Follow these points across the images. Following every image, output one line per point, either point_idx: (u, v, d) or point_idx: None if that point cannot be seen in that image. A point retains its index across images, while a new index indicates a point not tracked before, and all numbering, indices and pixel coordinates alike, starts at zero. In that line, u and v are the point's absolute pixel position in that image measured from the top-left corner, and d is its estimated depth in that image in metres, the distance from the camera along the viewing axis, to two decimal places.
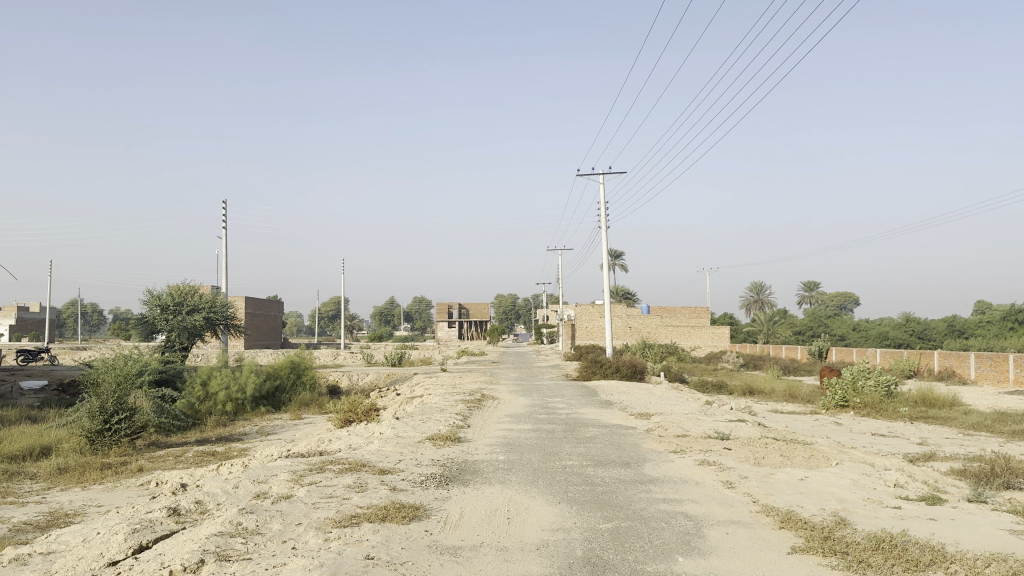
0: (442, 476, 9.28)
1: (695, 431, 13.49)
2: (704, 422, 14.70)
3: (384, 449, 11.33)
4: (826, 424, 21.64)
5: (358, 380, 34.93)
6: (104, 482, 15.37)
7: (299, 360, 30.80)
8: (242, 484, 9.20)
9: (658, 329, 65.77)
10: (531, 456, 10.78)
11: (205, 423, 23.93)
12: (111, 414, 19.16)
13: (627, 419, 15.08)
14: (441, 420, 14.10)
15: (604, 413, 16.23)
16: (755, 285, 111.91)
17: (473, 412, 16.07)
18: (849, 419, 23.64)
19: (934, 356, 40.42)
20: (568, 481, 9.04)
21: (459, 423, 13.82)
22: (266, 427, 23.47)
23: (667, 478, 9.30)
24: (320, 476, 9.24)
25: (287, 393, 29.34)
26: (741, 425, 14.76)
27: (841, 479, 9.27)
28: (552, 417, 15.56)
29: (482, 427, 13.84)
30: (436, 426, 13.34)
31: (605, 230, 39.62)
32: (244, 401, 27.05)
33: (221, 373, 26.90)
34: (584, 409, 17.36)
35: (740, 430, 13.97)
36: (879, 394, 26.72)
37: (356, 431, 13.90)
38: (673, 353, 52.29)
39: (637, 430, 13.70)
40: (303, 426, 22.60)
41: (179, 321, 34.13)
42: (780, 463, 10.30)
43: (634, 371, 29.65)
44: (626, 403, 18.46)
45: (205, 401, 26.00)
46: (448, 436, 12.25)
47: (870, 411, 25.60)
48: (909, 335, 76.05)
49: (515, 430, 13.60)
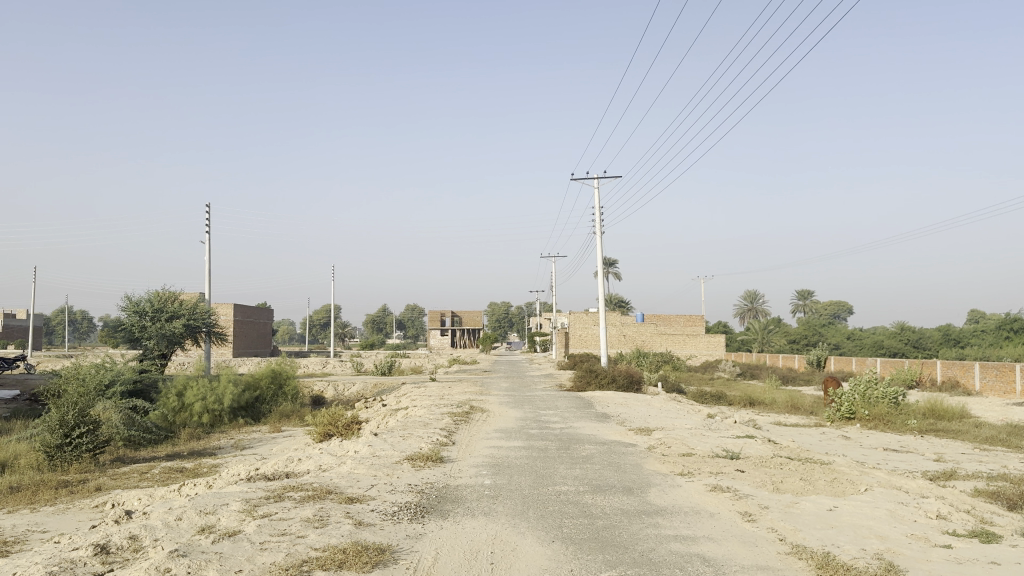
0: (417, 507, 8.04)
1: (702, 449, 12.28)
2: (710, 439, 13.52)
3: (356, 472, 10.09)
4: (834, 438, 20.45)
5: (344, 390, 33.60)
6: (56, 503, 14.05)
7: (280, 370, 29.54)
8: (186, 515, 7.96)
9: (653, 337, 64.62)
10: (521, 480, 9.55)
11: (178, 437, 22.59)
12: (73, 428, 17.72)
13: (626, 435, 13.87)
14: (422, 436, 12.87)
15: (601, 427, 15.02)
16: (749, 293, 110.96)
17: (459, 427, 14.82)
18: (857, 433, 22.51)
19: (937, 366, 39.39)
20: (563, 513, 7.83)
21: (442, 441, 12.58)
22: (243, 441, 22.15)
23: (678, 509, 8.07)
24: (277, 507, 7.99)
25: (267, 404, 28.06)
26: (751, 442, 13.58)
27: (875, 509, 8.06)
28: (545, 433, 14.32)
29: (468, 444, 12.61)
30: (416, 444, 12.11)
31: (600, 236, 38.52)
32: (221, 412, 25.75)
33: (197, 383, 25.61)
34: (579, 423, 16.15)
35: (749, 447, 12.79)
36: (887, 406, 25.61)
37: (329, 449, 12.65)
38: (669, 362, 51.10)
39: (638, 448, 12.47)
40: (281, 440, 21.30)
41: (158, 328, 32.76)
42: (803, 490, 9.09)
43: (631, 381, 28.49)
44: (624, 416, 17.25)
45: (180, 412, 24.72)
46: (429, 456, 11.01)
47: (878, 424, 24.43)
48: (904, 344, 75.18)
49: (504, 448, 12.38)
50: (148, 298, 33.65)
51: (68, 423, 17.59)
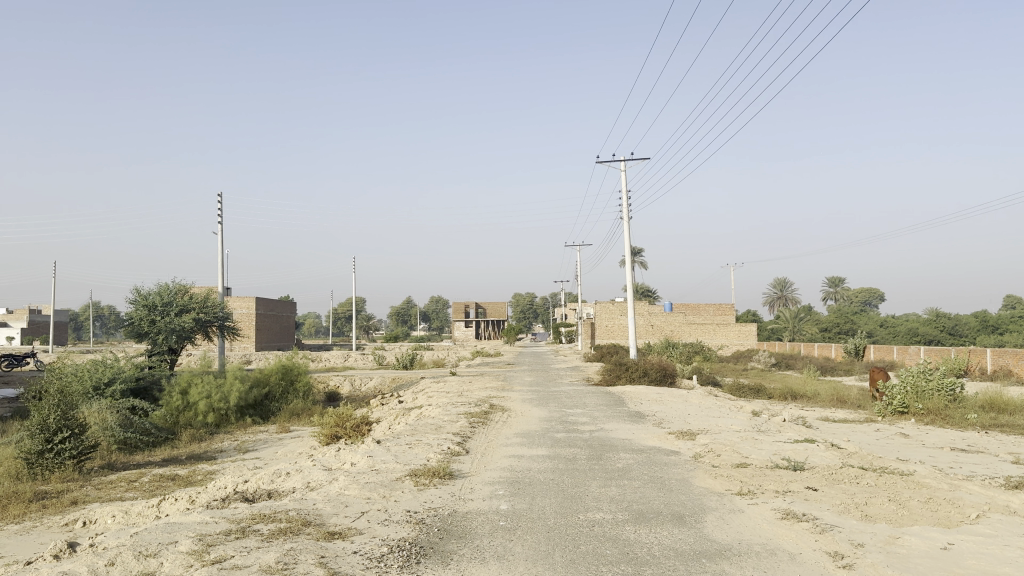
0: (413, 548, 6.30)
1: (759, 460, 10.45)
2: (764, 445, 11.69)
3: (345, 493, 8.37)
4: (890, 437, 18.48)
5: (361, 386, 32.04)
6: (24, 521, 12.48)
7: (291, 365, 27.99)
8: (119, 559, 6.26)
9: (682, 327, 62.42)
10: (545, 504, 7.78)
11: (178, 438, 21.07)
12: (54, 433, 16.17)
13: (667, 440, 12.04)
14: (431, 444, 11.15)
15: (637, 430, 13.20)
16: (778, 281, 108.31)
17: (475, 431, 13.10)
18: (915, 430, 20.55)
19: (987, 355, 37.22)
20: (600, 556, 6.04)
21: (454, 450, 10.84)
22: (247, 442, 20.61)
23: (747, 548, 6.28)
24: (234, 549, 6.31)
25: (277, 401, 26.50)
26: (812, 448, 11.74)
27: (1004, 546, 6.23)
28: (572, 437, 12.54)
29: (484, 454, 10.85)
30: (423, 455, 10.38)
31: (626, 222, 36.67)
32: (227, 412, 24.18)
33: (203, 380, 24.08)
34: (610, 424, 14.36)
35: (814, 456, 10.94)
36: (943, 399, 23.56)
37: (322, 460, 10.89)
38: (700, 352, 49.08)
39: (681, 457, 10.70)
40: (287, 442, 19.72)
41: (166, 322, 31.17)
42: (899, 518, 7.28)
43: (664, 374, 26.52)
44: (661, 416, 15.43)
45: (184, 412, 23.22)
46: (436, 471, 9.28)
47: (935, 420, 22.36)
48: (940, 331, 72.57)
49: (525, 457, 10.63)
50: (156, 292, 32.16)
51: (49, 428, 16.07)
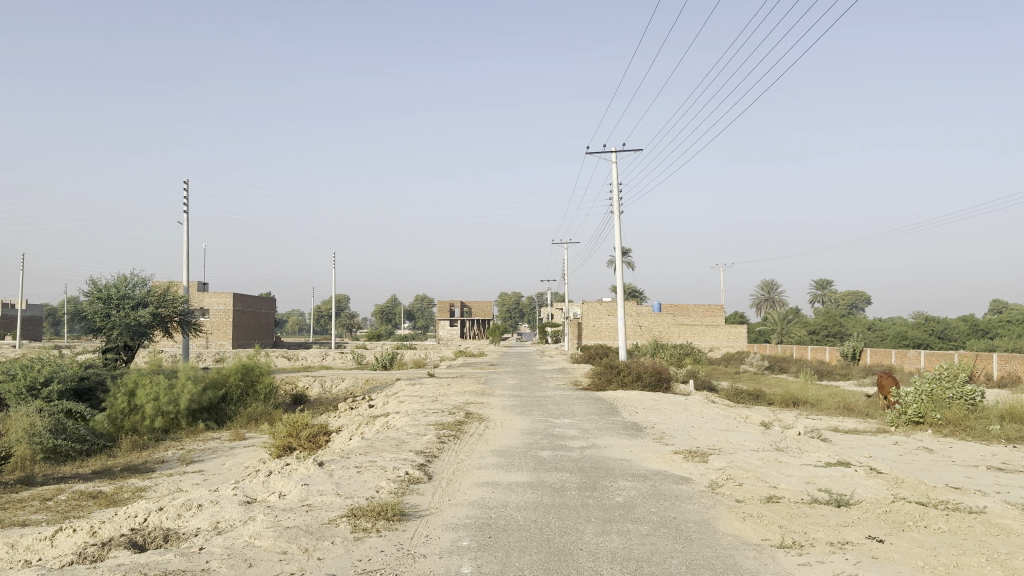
0: None
1: (791, 494, 8.39)
2: (793, 470, 9.64)
3: (256, 545, 6.20)
4: (914, 453, 16.53)
5: (331, 388, 29.82)
6: None
7: (252, 365, 25.70)
8: None
9: (670, 328, 60.56)
10: (525, 565, 5.68)
11: (117, 447, 18.77)
12: None
13: (672, 462, 9.97)
14: (386, 468, 8.97)
15: (636, 449, 11.13)
16: (764, 283, 106.72)
17: (444, 448, 10.99)
18: (939, 443, 18.60)
19: (993, 360, 35.49)
20: None
21: (412, 477, 8.67)
22: (193, 451, 18.38)
23: None
24: None
25: (235, 404, 24.25)
26: (849, 474, 9.70)
27: None
28: (559, 457, 10.44)
29: (451, 482, 8.67)
30: (374, 484, 8.23)
31: (618, 216, 34.71)
32: (178, 416, 21.84)
33: (152, 381, 21.76)
34: (602, 439, 12.22)
35: (856, 487, 8.90)
36: (962, 408, 21.64)
37: (246, 488, 8.69)
38: (692, 354, 47.13)
39: (695, 488, 8.61)
40: (238, 452, 17.50)
41: (122, 317, 28.59)
42: None
43: (658, 379, 24.42)
44: (660, 429, 13.42)
45: (129, 415, 20.92)
46: (385, 510, 7.12)
47: (956, 432, 20.45)
48: (929, 335, 70.79)
49: (500, 487, 8.47)
50: (113, 284, 29.76)
51: None
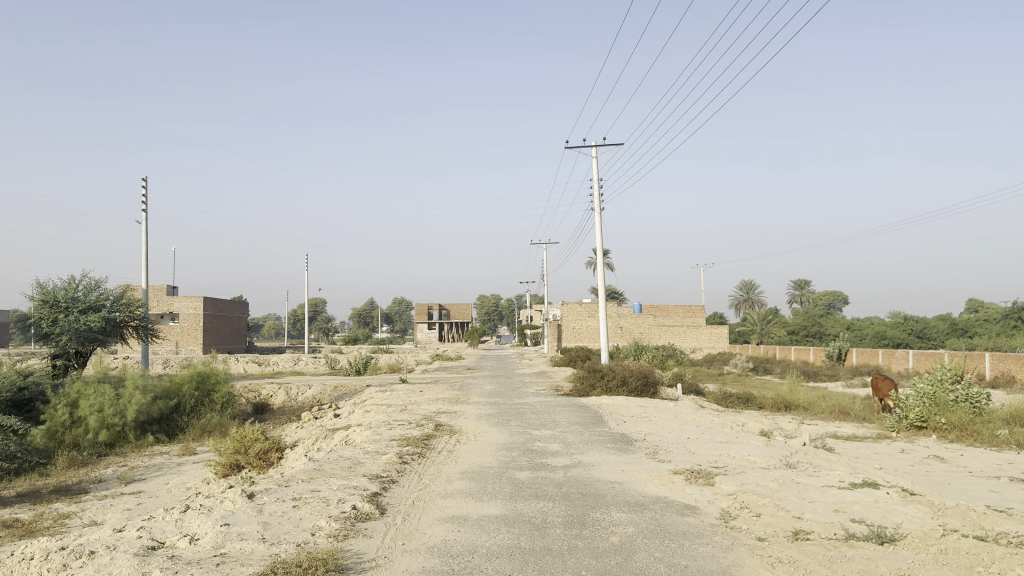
0: None
1: (823, 528, 6.90)
2: (816, 495, 8.15)
3: None
4: (925, 464, 15.12)
5: (297, 395, 28.17)
6: None
7: (208, 372, 23.95)
8: None
9: (651, 329, 59.29)
10: None
11: (51, 464, 16.98)
12: None
13: (674, 487, 8.46)
14: (330, 501, 7.37)
15: (628, 468, 9.58)
16: (743, 283, 106.16)
17: (404, 470, 9.39)
18: (948, 450, 17.27)
19: (984, 359, 34.43)
20: None
21: (361, 512, 7.08)
22: (135, 468, 16.66)
23: None
24: None
25: (188, 414, 22.52)
26: (882, 499, 8.26)
27: None
28: (539, 481, 8.90)
29: (410, 517, 7.10)
30: (312, 524, 6.63)
31: (599, 213, 33.29)
32: (124, 428, 20.07)
33: (97, 391, 19.98)
34: (589, 456, 10.68)
35: (894, 517, 7.45)
36: (967, 410, 20.36)
37: (156, 528, 7.07)
38: (675, 356, 45.86)
39: (705, 522, 7.07)
40: (184, 470, 15.80)
41: (70, 321, 26.73)
42: None
43: (645, 382, 22.87)
44: (654, 441, 11.93)
45: (70, 429, 19.12)
46: (317, 564, 5.51)
47: (962, 437, 19.13)
48: (908, 334, 70.13)
49: (466, 525, 6.87)
50: (61, 287, 27.92)
51: None
